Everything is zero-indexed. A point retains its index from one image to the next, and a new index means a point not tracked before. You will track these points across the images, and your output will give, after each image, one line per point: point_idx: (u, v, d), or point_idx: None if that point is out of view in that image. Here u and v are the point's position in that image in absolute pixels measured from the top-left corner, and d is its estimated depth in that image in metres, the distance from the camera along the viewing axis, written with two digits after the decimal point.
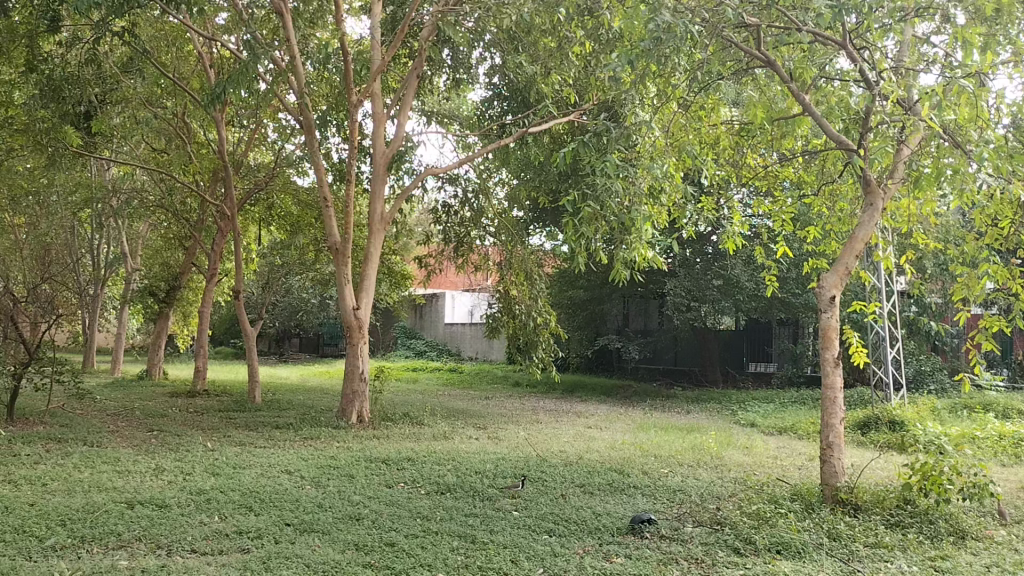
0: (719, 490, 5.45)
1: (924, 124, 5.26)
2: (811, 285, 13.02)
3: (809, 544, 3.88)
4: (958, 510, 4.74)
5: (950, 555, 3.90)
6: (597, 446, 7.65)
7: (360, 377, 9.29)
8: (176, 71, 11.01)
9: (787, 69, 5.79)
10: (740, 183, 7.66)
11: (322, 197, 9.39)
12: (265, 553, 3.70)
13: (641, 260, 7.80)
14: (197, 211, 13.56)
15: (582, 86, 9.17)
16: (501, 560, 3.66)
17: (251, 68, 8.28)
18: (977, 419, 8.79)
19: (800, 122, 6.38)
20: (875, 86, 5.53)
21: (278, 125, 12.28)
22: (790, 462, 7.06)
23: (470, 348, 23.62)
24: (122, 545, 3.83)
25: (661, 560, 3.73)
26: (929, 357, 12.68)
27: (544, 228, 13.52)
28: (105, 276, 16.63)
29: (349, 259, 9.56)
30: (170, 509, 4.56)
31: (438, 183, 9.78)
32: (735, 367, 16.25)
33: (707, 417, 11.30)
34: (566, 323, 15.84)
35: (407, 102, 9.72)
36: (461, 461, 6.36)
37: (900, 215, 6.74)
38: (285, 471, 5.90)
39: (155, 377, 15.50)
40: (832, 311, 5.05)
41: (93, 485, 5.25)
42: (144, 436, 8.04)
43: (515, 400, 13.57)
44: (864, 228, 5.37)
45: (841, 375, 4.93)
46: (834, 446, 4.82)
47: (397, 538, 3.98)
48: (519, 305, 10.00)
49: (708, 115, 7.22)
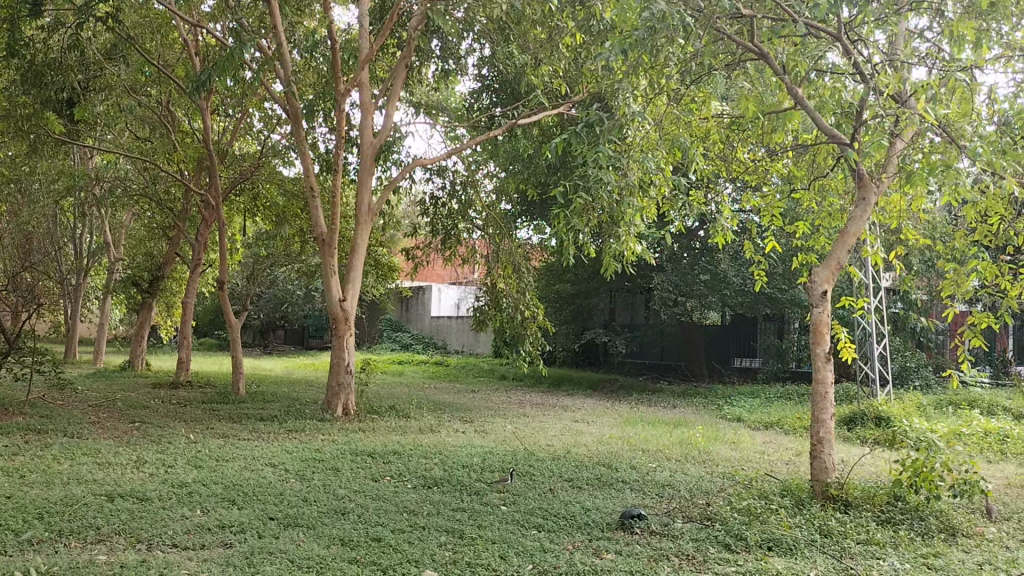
0: (708, 485, 5.41)
1: (918, 118, 5.19)
2: (798, 280, 13.01)
3: (800, 541, 3.85)
4: (948, 507, 4.72)
5: (942, 552, 3.87)
6: (584, 440, 7.61)
7: (346, 369, 9.19)
8: (161, 57, 10.86)
9: (778, 62, 5.77)
10: (729, 177, 7.61)
11: (309, 186, 9.26)
12: (248, 548, 3.61)
13: (630, 253, 7.76)
14: (181, 200, 13.40)
15: (572, 77, 9.09)
16: (489, 556, 3.59)
17: (236, 55, 8.11)
18: (963, 416, 8.81)
19: (792, 116, 6.34)
20: (869, 79, 5.49)
21: (264, 115, 12.14)
22: (777, 457, 7.03)
23: (457, 341, 23.57)
24: (100, 540, 3.73)
25: (652, 556, 3.68)
26: (914, 354, 12.70)
27: (532, 222, 13.47)
28: (88, 265, 16.45)
29: (335, 250, 9.46)
30: (151, 502, 4.47)
31: (426, 174, 9.68)
32: (721, 362, 16.27)
33: (693, 411, 11.29)
34: (553, 317, 15.80)
35: (396, 91, 9.61)
36: (448, 454, 6.30)
37: (890, 210, 6.75)
38: (269, 464, 5.82)
39: (138, 368, 15.33)
40: (823, 306, 5.01)
41: (72, 477, 5.15)
42: (126, 427, 7.95)
43: (501, 393, 13.50)
44: (856, 222, 5.32)
45: (832, 370, 4.91)
46: (824, 441, 4.79)
47: (383, 533, 3.90)
48: (506, 298, 9.94)
49: (699, 108, 7.01)
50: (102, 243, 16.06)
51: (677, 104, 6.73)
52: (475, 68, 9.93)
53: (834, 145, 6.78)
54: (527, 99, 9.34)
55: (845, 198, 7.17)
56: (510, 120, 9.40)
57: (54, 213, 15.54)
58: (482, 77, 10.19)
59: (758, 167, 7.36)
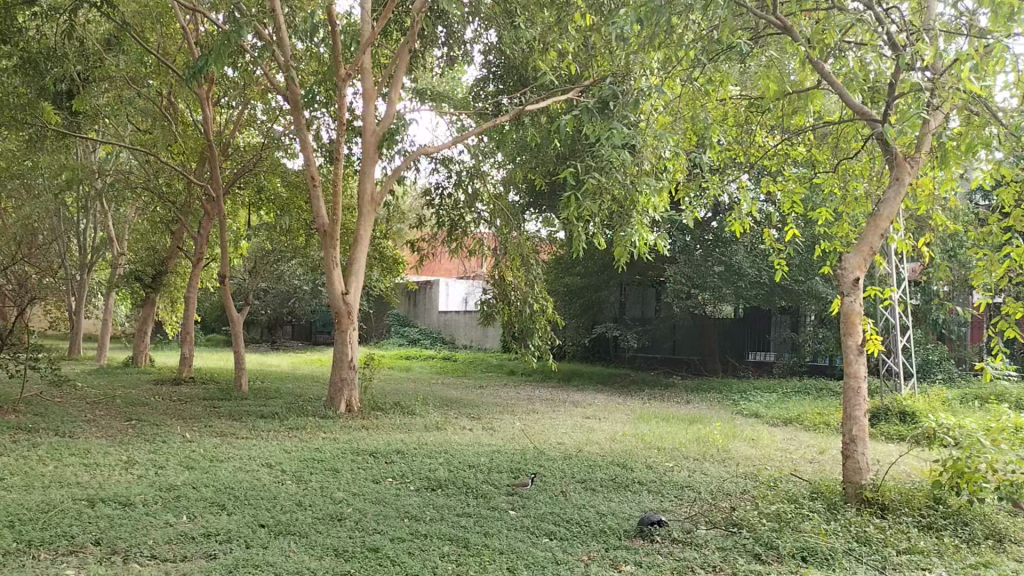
0: (730, 486, 5.08)
1: (957, 91, 4.83)
2: (816, 271, 12.62)
3: (838, 550, 3.52)
4: (991, 510, 4.37)
5: (993, 562, 3.52)
6: (597, 437, 7.32)
7: (348, 364, 8.87)
8: (161, 48, 10.54)
9: (802, 35, 5.37)
10: (747, 163, 7.24)
11: (309, 175, 8.89)
12: (233, 560, 3.31)
13: (642, 245, 7.44)
14: (183, 193, 13.01)
15: (583, 61, 8.73)
16: (496, 568, 3.28)
17: (232, 40, 7.65)
18: (990, 411, 8.49)
19: (816, 96, 5.96)
20: (902, 49, 5.08)
21: (266, 106, 11.84)
22: (800, 455, 6.71)
23: (465, 335, 23.23)
24: (72, 551, 3.45)
25: (676, 569, 3.36)
26: (937, 346, 12.44)
27: (540, 213, 13.16)
28: (91, 261, 16.24)
29: (338, 242, 9.11)
30: (135, 508, 4.18)
31: (430, 163, 9.33)
32: (735, 357, 15.93)
33: (708, 407, 10.97)
34: (562, 310, 15.50)
35: (399, 77, 9.21)
36: (454, 453, 6.01)
37: (919, 195, 6.37)
38: (264, 464, 5.54)
39: (141, 364, 15.10)
40: (855, 294, 4.69)
41: (54, 480, 4.85)
42: (121, 425, 7.66)
43: (510, 389, 13.22)
44: (889, 205, 4.93)
45: (864, 364, 4.58)
46: (858, 439, 4.49)
47: (382, 542, 3.59)
48: (515, 292, 9.57)
49: (717, 89, 6.65)
50: (105, 237, 15.83)
51: (692, 84, 6.39)
52: (481, 54, 9.61)
53: (862, 125, 6.40)
54: (535, 84, 8.99)
55: (869, 181, 6.80)
56: (518, 107, 9.10)
57: (56, 208, 15.31)
58: (488, 64, 9.85)
59: (778, 152, 6.99)
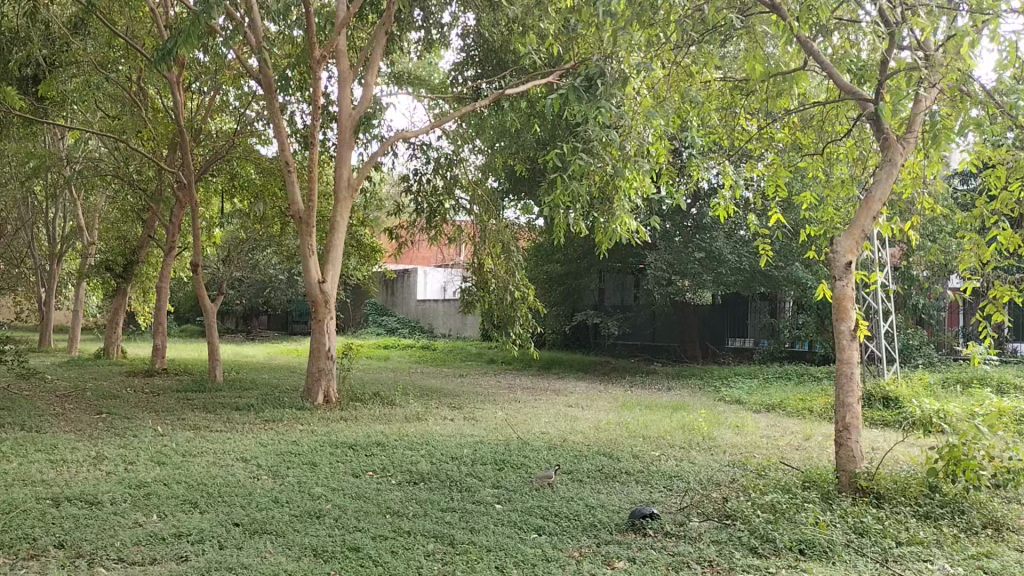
0: (720, 476, 4.96)
1: (951, 68, 4.68)
2: (796, 257, 12.57)
3: (837, 542, 3.40)
4: (987, 499, 4.29)
5: (994, 552, 3.42)
6: (581, 426, 7.18)
7: (326, 354, 8.66)
8: (129, 30, 10.18)
9: (790, 11, 5.19)
10: (730, 148, 7.02)
11: (283, 160, 8.62)
12: (205, 562, 3.14)
13: (627, 231, 7.30)
14: (154, 181, 12.67)
15: (563, 42, 8.49)
16: (484, 567, 3.14)
17: (202, 21, 7.26)
18: (971, 395, 8.49)
19: (801, 78, 5.81)
20: (895, 27, 4.93)
21: (239, 91, 11.53)
22: (787, 442, 6.63)
23: (444, 324, 23.03)
24: (34, 555, 3.25)
25: (671, 564, 3.23)
26: (917, 331, 12.45)
27: (520, 200, 12.97)
28: (61, 251, 15.84)
29: (313, 228, 8.86)
30: (102, 506, 3.98)
31: (408, 147, 9.11)
32: (715, 343, 15.88)
33: (690, 395, 10.90)
34: (542, 298, 15.37)
35: (376, 60, 8.95)
36: (435, 445, 5.84)
37: (905, 179, 6.23)
38: (239, 459, 5.34)
39: (113, 356, 14.76)
40: (847, 278, 4.57)
41: (17, 478, 4.63)
42: (90, 419, 7.42)
43: (490, 378, 13.08)
44: (881, 187, 4.78)
45: (858, 349, 4.48)
46: (851, 427, 4.40)
47: (363, 542, 3.42)
48: (494, 280, 9.36)
49: (701, 72, 6.47)
50: (75, 226, 15.44)
51: (677, 66, 6.24)
52: (459, 37, 9.40)
53: (849, 105, 6.25)
54: (515, 68, 8.76)
55: (855, 166, 6.65)
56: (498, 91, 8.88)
57: (24, 197, 14.88)
58: (466, 48, 9.63)
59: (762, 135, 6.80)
